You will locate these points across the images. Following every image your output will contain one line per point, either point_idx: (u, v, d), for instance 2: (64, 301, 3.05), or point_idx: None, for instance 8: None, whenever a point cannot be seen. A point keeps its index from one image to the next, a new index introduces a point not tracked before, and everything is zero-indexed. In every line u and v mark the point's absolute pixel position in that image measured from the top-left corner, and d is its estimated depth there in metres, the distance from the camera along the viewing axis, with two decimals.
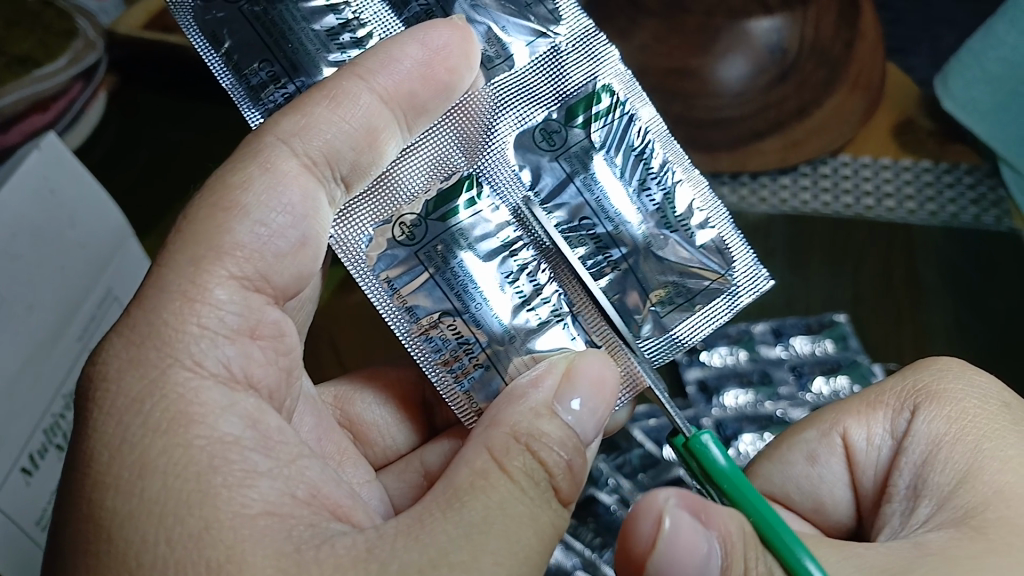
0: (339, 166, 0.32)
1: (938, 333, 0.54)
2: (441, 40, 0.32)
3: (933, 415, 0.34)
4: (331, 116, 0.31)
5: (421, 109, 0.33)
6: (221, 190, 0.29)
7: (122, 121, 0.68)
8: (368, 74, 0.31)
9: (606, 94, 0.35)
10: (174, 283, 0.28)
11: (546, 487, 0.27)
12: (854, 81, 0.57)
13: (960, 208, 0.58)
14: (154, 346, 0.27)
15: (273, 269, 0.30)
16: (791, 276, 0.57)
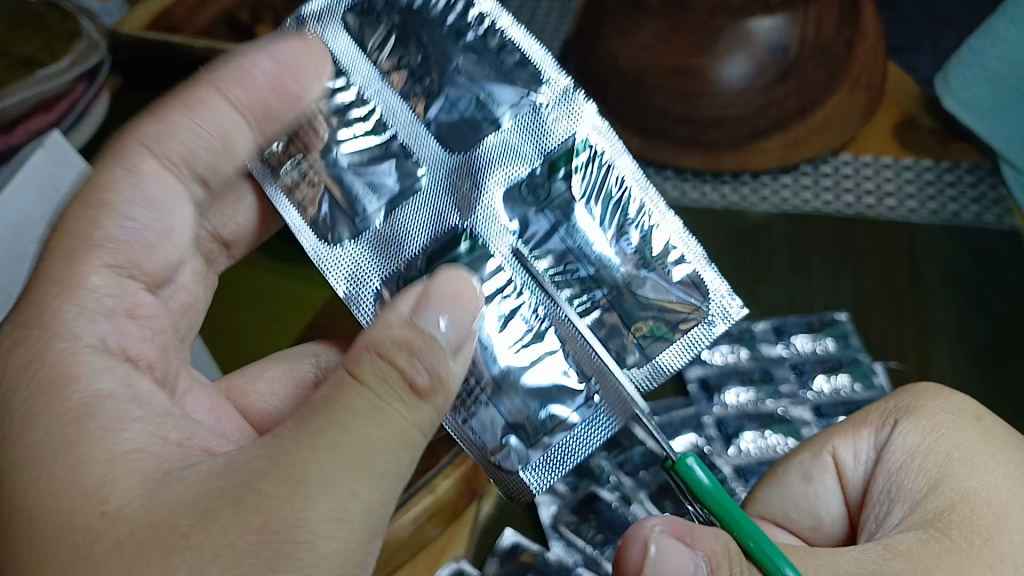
0: (198, 164, 0.35)
1: (941, 331, 0.53)
2: (291, 51, 0.33)
3: (909, 429, 0.36)
4: (185, 125, 0.34)
5: (273, 119, 0.34)
6: (90, 194, 0.32)
7: (126, 121, 0.69)
8: (222, 85, 0.34)
9: (586, 148, 0.35)
10: (55, 273, 0.29)
11: (397, 386, 0.27)
12: (856, 79, 0.58)
13: (961, 207, 0.58)
14: (37, 327, 0.28)
15: (144, 255, 0.32)
16: (792, 274, 0.57)
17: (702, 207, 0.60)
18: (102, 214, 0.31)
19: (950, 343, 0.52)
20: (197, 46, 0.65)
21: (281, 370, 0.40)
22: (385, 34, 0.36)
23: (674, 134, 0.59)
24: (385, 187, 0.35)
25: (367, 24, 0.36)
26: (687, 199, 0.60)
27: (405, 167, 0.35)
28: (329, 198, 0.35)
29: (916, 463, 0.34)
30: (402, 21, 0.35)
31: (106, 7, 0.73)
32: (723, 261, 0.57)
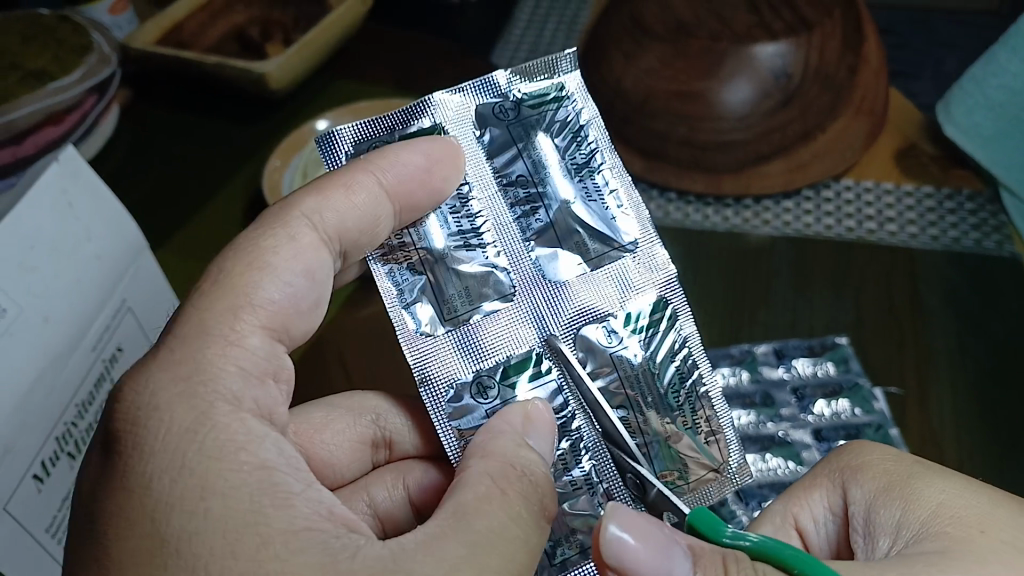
0: (346, 241, 0.34)
1: (939, 355, 0.53)
2: (450, 149, 0.34)
3: (862, 483, 0.34)
4: (342, 201, 0.34)
5: (415, 206, 0.34)
6: (248, 254, 0.32)
7: (134, 133, 0.69)
8: (378, 168, 0.34)
9: (656, 308, 0.36)
10: (216, 328, 0.30)
11: (538, 508, 0.29)
12: (858, 106, 0.59)
13: (961, 233, 0.58)
14: (200, 381, 0.28)
15: (295, 320, 0.33)
16: (793, 297, 0.57)
17: (705, 230, 0.61)
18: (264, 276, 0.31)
19: (951, 367, 0.53)
20: (207, 61, 0.65)
21: (346, 426, 0.41)
22: (510, 152, 0.36)
23: (678, 157, 0.60)
24: (478, 296, 0.35)
25: (495, 138, 0.36)
26: (690, 221, 0.61)
27: (498, 281, 0.35)
28: (424, 295, 0.34)
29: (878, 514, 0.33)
30: (527, 146, 0.36)
31: (115, 19, 0.74)
32: (725, 283, 0.58)
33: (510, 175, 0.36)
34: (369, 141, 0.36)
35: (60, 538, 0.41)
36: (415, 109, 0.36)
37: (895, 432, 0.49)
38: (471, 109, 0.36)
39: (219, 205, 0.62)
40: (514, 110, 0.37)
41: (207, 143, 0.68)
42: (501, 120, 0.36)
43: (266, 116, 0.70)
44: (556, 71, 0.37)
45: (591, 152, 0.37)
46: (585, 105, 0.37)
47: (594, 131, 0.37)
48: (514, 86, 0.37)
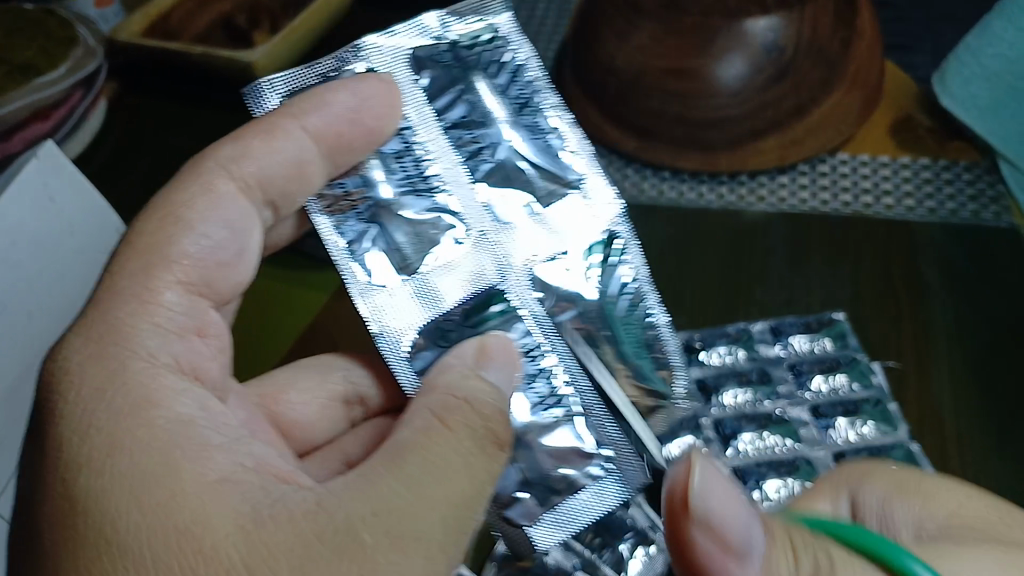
0: (271, 189, 0.35)
1: (939, 328, 0.53)
2: (372, 89, 0.34)
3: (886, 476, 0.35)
4: (264, 147, 0.35)
5: (346, 147, 0.34)
6: (170, 205, 0.33)
7: (124, 126, 0.69)
8: (300, 113, 0.34)
9: (606, 242, 0.37)
10: (128, 287, 0.31)
11: (484, 435, 0.28)
12: (854, 79, 0.58)
13: (958, 205, 0.58)
14: (112, 342, 0.29)
15: (215, 274, 0.33)
16: (791, 276, 0.56)
17: (700, 208, 0.60)
18: (180, 231, 0.32)
19: (950, 340, 0.52)
20: (195, 52, 0.65)
21: (315, 383, 0.42)
22: (451, 103, 0.36)
23: (670, 135, 0.59)
24: (428, 243, 0.35)
25: (437, 81, 0.36)
26: (683, 200, 0.61)
27: (450, 227, 0.35)
28: (372, 244, 0.34)
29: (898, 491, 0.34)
30: (467, 85, 0.36)
31: (102, 12, 0.73)
32: (720, 261, 0.57)
33: (452, 118, 0.36)
34: (299, 86, 0.36)
35: None
36: (345, 56, 0.36)
37: (894, 407, 0.48)
38: (406, 51, 0.36)
39: None
40: (451, 52, 0.36)
41: (197, 135, 0.67)
42: (439, 63, 0.36)
43: None
44: (485, 11, 0.37)
45: (532, 92, 0.37)
46: (522, 46, 0.37)
47: (533, 71, 0.37)
48: (447, 27, 0.36)
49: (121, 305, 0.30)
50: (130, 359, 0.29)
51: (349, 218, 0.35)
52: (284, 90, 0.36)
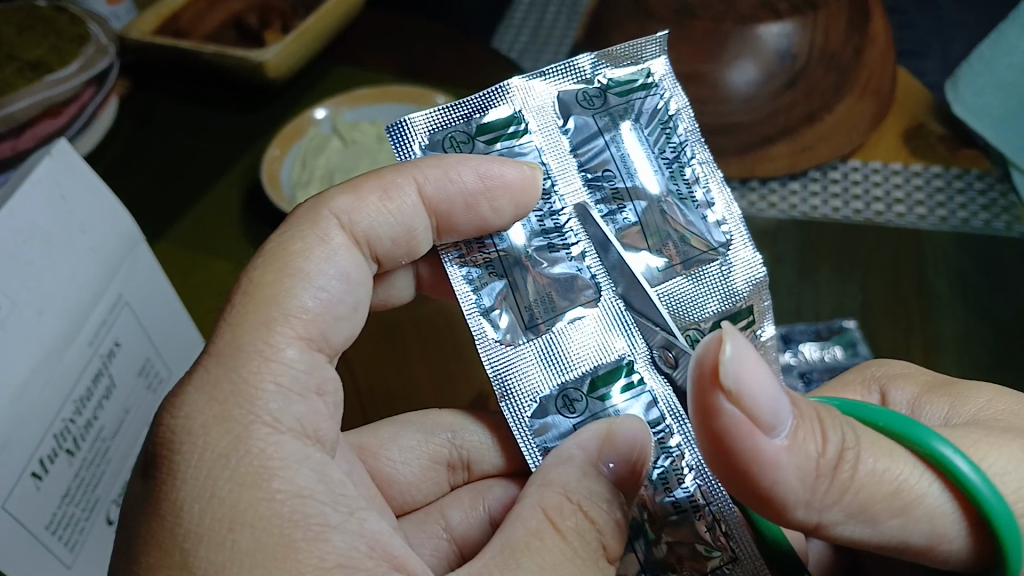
0: (377, 246, 0.34)
1: (947, 336, 0.52)
2: (505, 176, 0.32)
3: (902, 385, 0.35)
4: (377, 206, 0.33)
5: (452, 226, 0.33)
6: (282, 256, 0.31)
7: (133, 124, 0.69)
8: (420, 175, 0.33)
9: (746, 316, 0.34)
10: (248, 344, 0.28)
11: (597, 546, 0.27)
12: (866, 85, 0.58)
13: (970, 214, 0.57)
14: (237, 404, 0.27)
15: (332, 329, 0.31)
16: (800, 283, 0.56)
17: None
18: (299, 284, 0.30)
19: (960, 351, 0.51)
20: (206, 52, 0.65)
21: (418, 443, 0.40)
22: (599, 151, 0.34)
23: None
24: (560, 306, 0.33)
25: (582, 129, 0.35)
26: None
27: (584, 287, 0.33)
28: (501, 299, 0.33)
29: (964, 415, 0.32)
30: (613, 135, 0.34)
31: (114, 10, 0.74)
32: None
33: (597, 168, 0.34)
34: (443, 130, 0.34)
35: (65, 539, 0.36)
36: (490, 96, 0.34)
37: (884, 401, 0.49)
38: (552, 97, 0.35)
39: (223, 191, 0.61)
40: (600, 97, 0.35)
41: (208, 134, 0.67)
42: (586, 108, 0.35)
43: (267, 105, 0.69)
44: (642, 53, 0.35)
45: (683, 143, 0.35)
46: (675, 92, 0.35)
47: (685, 123, 0.34)
48: (597, 70, 0.35)
49: (246, 361, 0.28)
50: (254, 423, 0.27)
51: (480, 271, 0.33)
52: (429, 132, 0.34)
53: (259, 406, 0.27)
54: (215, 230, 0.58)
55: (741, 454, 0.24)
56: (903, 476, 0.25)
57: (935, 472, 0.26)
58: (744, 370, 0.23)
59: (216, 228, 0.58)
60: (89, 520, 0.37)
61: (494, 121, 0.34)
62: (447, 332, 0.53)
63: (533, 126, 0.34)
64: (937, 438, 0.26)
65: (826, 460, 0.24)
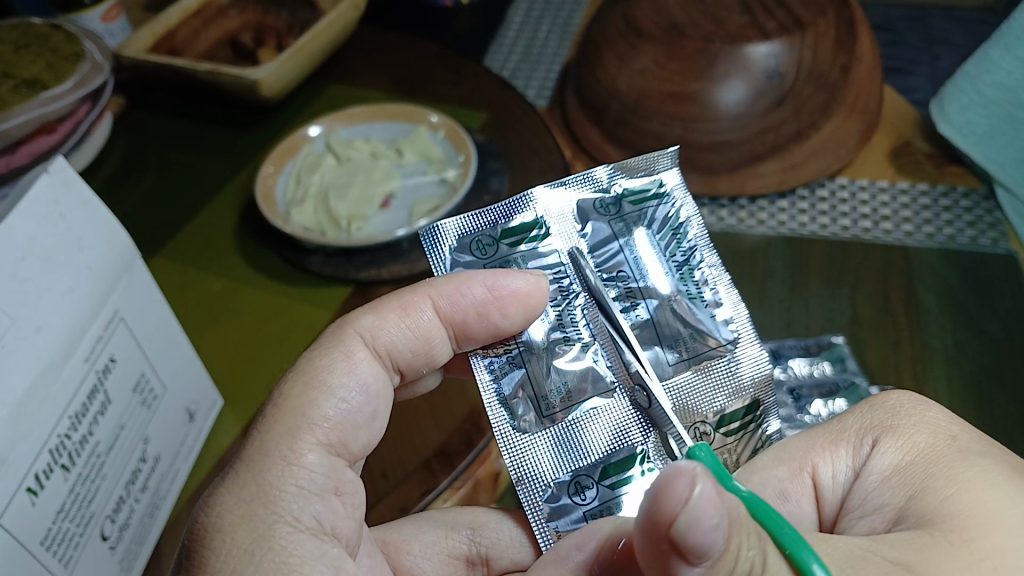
0: (400, 356, 0.34)
1: (935, 353, 0.52)
2: (514, 286, 0.33)
3: (894, 442, 0.32)
4: (398, 321, 0.34)
5: (468, 335, 0.34)
6: (308, 370, 0.32)
7: (129, 141, 0.69)
8: (438, 291, 0.34)
9: (750, 408, 0.35)
10: (273, 450, 0.29)
11: None
12: (852, 105, 0.59)
13: (956, 231, 0.58)
14: (262, 504, 0.28)
15: (351, 436, 0.32)
16: (789, 298, 0.57)
17: None
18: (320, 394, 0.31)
19: (948, 367, 0.51)
20: (200, 70, 0.65)
21: (438, 537, 0.40)
22: (613, 252, 0.35)
23: None
24: (577, 395, 0.34)
25: (599, 233, 0.36)
26: None
27: (600, 378, 0.34)
28: (519, 390, 0.34)
29: (932, 504, 0.29)
30: (628, 239, 0.36)
31: (109, 27, 0.74)
32: None
33: (613, 268, 0.35)
34: (471, 233, 0.36)
35: (60, 555, 0.35)
36: (514, 203, 0.36)
37: None
38: (571, 205, 0.36)
39: (214, 210, 0.62)
40: (616, 205, 0.36)
41: (202, 150, 0.68)
42: (603, 215, 0.36)
43: (260, 123, 0.70)
44: (654, 166, 0.37)
45: (690, 248, 0.36)
46: (686, 200, 0.36)
47: (694, 229, 0.36)
48: (614, 180, 0.36)
49: (269, 464, 0.29)
50: (277, 522, 0.28)
51: (501, 361, 0.35)
52: (459, 234, 0.36)
53: (282, 506, 0.29)
54: (208, 246, 0.59)
55: (664, 564, 0.23)
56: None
57: None
58: (697, 512, 0.22)
59: (207, 247, 0.58)
60: (84, 537, 0.37)
61: (518, 224, 0.36)
62: None
63: (554, 230, 0.36)
64: (818, 562, 0.23)
65: None
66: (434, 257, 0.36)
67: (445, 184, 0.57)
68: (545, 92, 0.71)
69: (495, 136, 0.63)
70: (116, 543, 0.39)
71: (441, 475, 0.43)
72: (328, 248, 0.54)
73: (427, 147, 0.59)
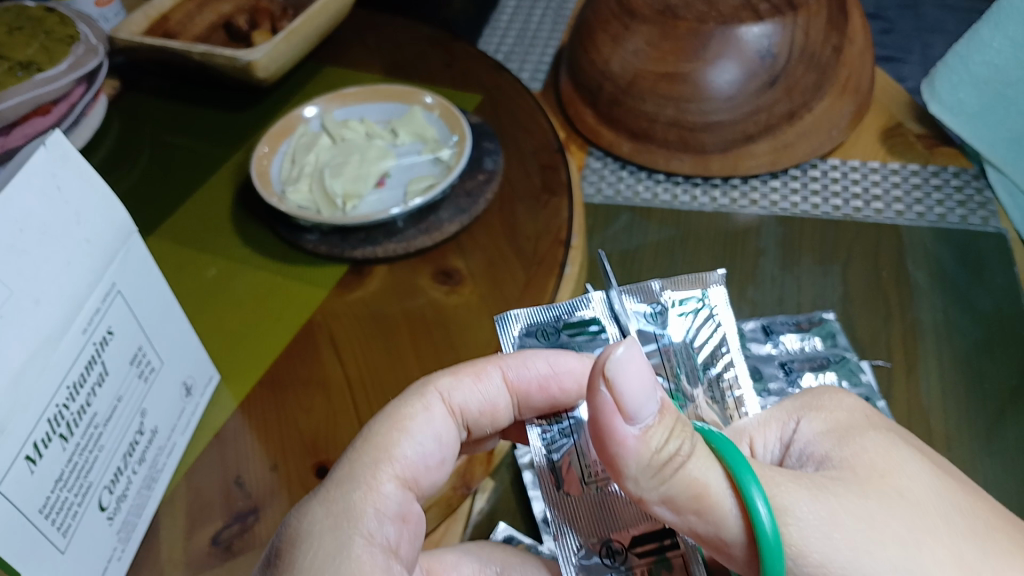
0: (469, 417, 0.38)
1: (927, 329, 0.52)
2: (571, 363, 0.36)
3: (818, 418, 0.34)
4: (471, 384, 0.38)
5: (531, 403, 0.37)
6: (394, 417, 0.36)
7: (124, 123, 0.69)
8: (505, 362, 0.38)
9: None
10: (360, 476, 0.33)
11: None
12: (844, 85, 0.59)
13: (947, 210, 0.58)
14: (347, 519, 0.31)
15: (422, 475, 0.35)
16: (781, 275, 0.56)
17: (694, 210, 0.61)
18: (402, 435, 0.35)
19: (939, 341, 0.52)
20: (195, 52, 0.65)
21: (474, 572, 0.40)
22: (650, 340, 0.38)
23: (666, 140, 0.61)
24: None
25: (643, 335, 0.38)
26: (678, 202, 0.62)
27: None
28: (568, 457, 0.36)
29: (845, 462, 0.31)
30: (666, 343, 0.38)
31: (102, 12, 0.75)
32: (714, 256, 0.58)
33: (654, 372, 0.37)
34: (539, 326, 0.39)
35: (59, 524, 0.36)
36: (577, 301, 0.39)
37: (883, 404, 0.47)
38: (625, 308, 0.38)
39: (210, 190, 0.62)
40: (662, 316, 0.39)
41: (198, 132, 0.68)
42: (649, 323, 0.38)
43: (254, 104, 0.70)
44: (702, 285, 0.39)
45: (721, 363, 0.38)
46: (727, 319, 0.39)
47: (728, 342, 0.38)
48: (664, 292, 0.39)
49: (354, 488, 0.32)
50: (356, 535, 0.31)
51: (553, 431, 0.37)
52: (527, 326, 0.40)
53: (362, 522, 0.31)
54: (204, 223, 0.59)
55: (600, 423, 0.28)
56: (712, 487, 0.27)
57: (738, 501, 0.27)
58: (632, 364, 0.27)
59: (203, 227, 0.59)
60: (82, 507, 0.37)
61: (576, 320, 0.39)
62: (437, 322, 0.50)
63: (609, 328, 0.38)
64: (759, 492, 0.27)
65: (661, 458, 0.27)
66: (506, 343, 0.40)
67: (439, 163, 0.57)
68: (539, 75, 0.72)
69: (489, 118, 0.63)
70: (114, 515, 0.40)
71: None
72: (323, 226, 0.54)
73: (422, 127, 0.59)
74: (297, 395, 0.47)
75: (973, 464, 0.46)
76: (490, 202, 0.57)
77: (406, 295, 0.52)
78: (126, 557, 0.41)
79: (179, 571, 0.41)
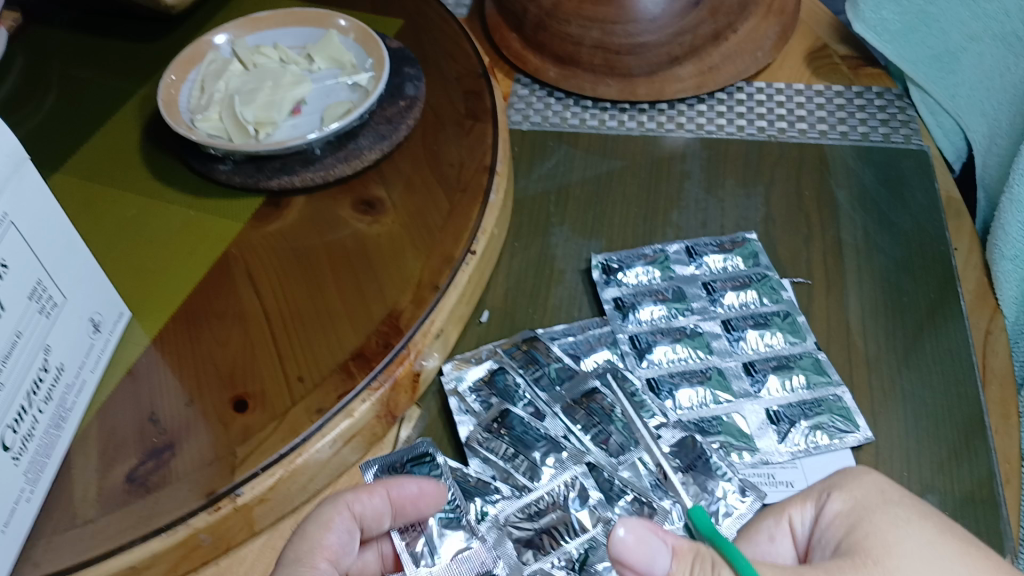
0: (365, 520, 0.37)
1: (848, 246, 0.52)
2: (415, 487, 0.37)
3: (841, 493, 0.33)
4: (364, 496, 0.36)
5: (408, 510, 0.37)
6: (303, 536, 0.34)
7: (28, 58, 0.66)
8: (390, 482, 0.37)
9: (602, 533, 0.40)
10: (307, 543, 0.34)
11: None
12: (769, 6, 0.62)
13: (870, 129, 0.59)
14: (302, 564, 0.33)
15: (343, 553, 0.35)
16: (705, 197, 0.56)
17: (621, 135, 0.60)
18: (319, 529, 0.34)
19: (860, 256, 0.51)
20: None
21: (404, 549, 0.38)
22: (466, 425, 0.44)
23: (591, 64, 0.61)
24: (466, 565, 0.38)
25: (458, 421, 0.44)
26: (605, 126, 0.61)
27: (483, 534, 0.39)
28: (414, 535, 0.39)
29: (851, 539, 0.31)
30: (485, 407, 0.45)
31: None
32: (639, 185, 0.57)
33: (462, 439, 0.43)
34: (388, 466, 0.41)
35: None
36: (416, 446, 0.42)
37: (804, 319, 0.47)
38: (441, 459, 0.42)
39: (119, 126, 0.59)
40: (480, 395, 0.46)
41: (107, 66, 0.64)
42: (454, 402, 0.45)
43: (166, 33, 0.67)
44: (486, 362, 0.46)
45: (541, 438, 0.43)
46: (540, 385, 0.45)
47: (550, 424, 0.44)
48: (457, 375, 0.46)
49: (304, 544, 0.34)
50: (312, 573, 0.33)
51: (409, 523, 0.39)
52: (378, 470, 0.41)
53: (319, 574, 0.33)
54: (114, 160, 0.56)
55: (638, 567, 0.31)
56: None
57: None
58: (633, 545, 0.30)
59: (112, 163, 0.56)
60: None
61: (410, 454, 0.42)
62: (360, 248, 0.49)
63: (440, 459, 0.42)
64: None
65: None
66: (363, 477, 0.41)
67: (357, 88, 0.55)
68: (465, 2, 0.70)
69: (412, 44, 0.61)
70: (19, 455, 0.37)
71: (361, 374, 0.42)
72: (236, 155, 0.52)
73: (339, 52, 0.57)
74: (214, 328, 0.46)
75: (895, 382, 0.45)
76: (411, 129, 0.55)
77: (328, 227, 0.51)
78: (34, 504, 0.37)
79: (94, 509, 0.38)
